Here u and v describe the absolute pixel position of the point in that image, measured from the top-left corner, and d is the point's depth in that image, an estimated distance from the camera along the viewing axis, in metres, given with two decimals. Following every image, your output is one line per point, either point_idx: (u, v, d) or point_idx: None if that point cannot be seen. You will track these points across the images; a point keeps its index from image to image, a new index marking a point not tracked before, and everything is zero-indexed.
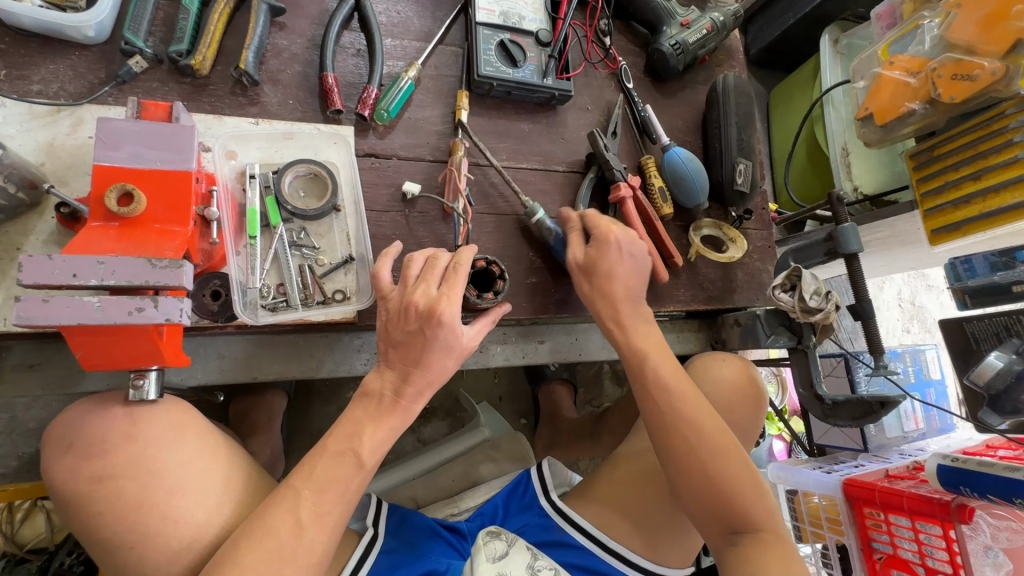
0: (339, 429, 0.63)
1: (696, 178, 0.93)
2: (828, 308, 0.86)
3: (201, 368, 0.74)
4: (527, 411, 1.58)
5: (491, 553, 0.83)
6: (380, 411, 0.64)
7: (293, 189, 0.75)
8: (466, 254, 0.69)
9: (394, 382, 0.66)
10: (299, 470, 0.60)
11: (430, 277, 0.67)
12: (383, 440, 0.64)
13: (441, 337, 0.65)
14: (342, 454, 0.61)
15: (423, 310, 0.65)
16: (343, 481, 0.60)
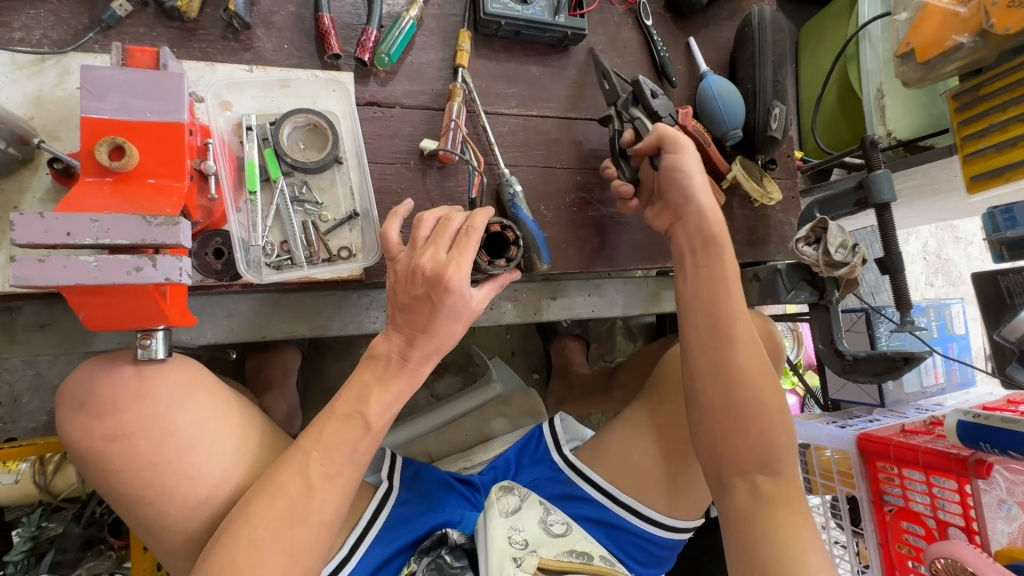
0: (346, 392, 0.63)
1: (720, 102, 0.89)
2: (853, 261, 0.82)
3: (209, 327, 0.73)
4: (539, 366, 1.58)
5: (504, 507, 0.85)
6: (387, 372, 0.64)
7: (292, 141, 0.71)
8: (480, 218, 0.65)
9: (400, 345, 0.65)
10: (308, 432, 0.61)
11: (440, 240, 0.64)
12: (390, 404, 0.64)
13: (449, 303, 0.63)
14: (349, 417, 0.62)
15: (431, 275, 0.62)
16: (350, 443, 0.61)
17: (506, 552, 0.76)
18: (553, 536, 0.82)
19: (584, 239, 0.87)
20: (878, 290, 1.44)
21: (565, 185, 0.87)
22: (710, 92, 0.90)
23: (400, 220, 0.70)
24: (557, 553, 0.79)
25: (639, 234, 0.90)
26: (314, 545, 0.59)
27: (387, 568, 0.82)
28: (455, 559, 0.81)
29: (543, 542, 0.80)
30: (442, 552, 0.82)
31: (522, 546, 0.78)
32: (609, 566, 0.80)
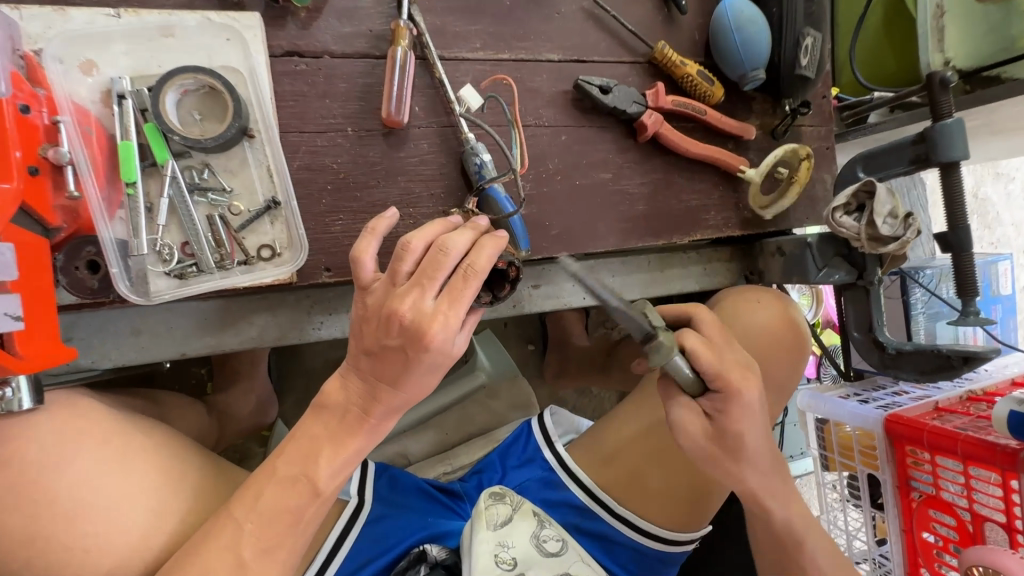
0: (291, 448, 0.50)
1: (738, 36, 0.71)
2: (905, 236, 0.66)
3: (114, 347, 0.60)
4: (534, 336, 1.43)
5: (493, 518, 0.73)
6: (343, 428, 0.50)
7: (184, 112, 0.55)
8: (485, 255, 0.46)
9: (361, 396, 0.50)
10: (242, 495, 0.49)
11: (426, 281, 0.46)
12: (345, 463, 0.51)
13: (429, 362, 0.47)
14: (294, 481, 0.49)
15: (409, 326, 0.46)
16: (294, 511, 0.49)
17: None
18: (545, 556, 0.72)
19: (572, 217, 0.72)
20: (928, 247, 1.25)
21: (547, 149, 0.71)
22: (726, 23, 0.71)
23: (380, 239, 0.51)
24: None
25: (639, 208, 0.75)
26: None
27: None
28: None
29: (534, 563, 0.71)
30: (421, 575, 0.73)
31: (510, 567, 0.68)
32: None
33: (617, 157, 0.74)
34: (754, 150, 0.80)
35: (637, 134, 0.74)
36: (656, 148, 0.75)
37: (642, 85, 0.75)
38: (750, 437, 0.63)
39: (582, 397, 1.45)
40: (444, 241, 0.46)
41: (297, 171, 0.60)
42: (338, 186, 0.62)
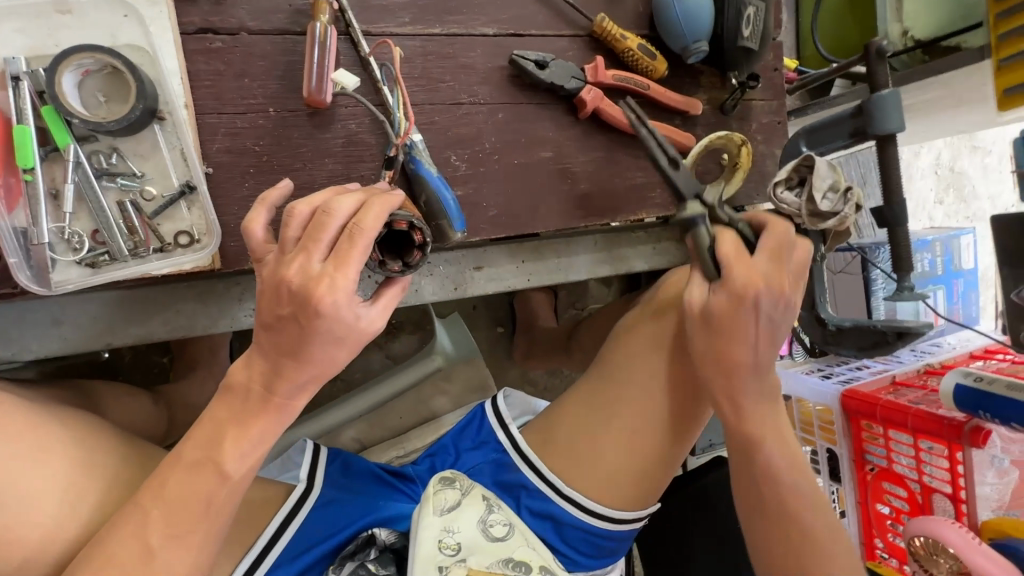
0: (196, 433, 0.50)
1: (677, 9, 0.69)
2: (844, 211, 0.65)
3: (35, 339, 0.59)
4: (504, 318, 1.41)
5: (441, 503, 0.74)
6: (247, 410, 0.50)
7: (87, 93, 0.53)
8: (371, 215, 0.47)
9: (264, 375, 0.49)
10: (149, 484, 0.48)
11: (312, 244, 0.46)
12: (256, 446, 0.50)
13: (322, 328, 0.46)
14: (199, 465, 0.49)
15: (297, 291, 0.46)
16: (202, 497, 0.48)
17: (432, 563, 0.68)
18: (490, 540, 0.73)
19: (511, 197, 0.70)
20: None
21: (483, 127, 0.69)
22: None
23: (273, 210, 0.52)
24: (489, 563, 0.70)
25: (581, 187, 0.73)
26: None
27: None
28: (381, 567, 0.72)
29: (478, 549, 0.71)
30: (368, 559, 0.72)
31: (453, 552, 0.70)
32: None
33: (557, 134, 0.72)
34: (702, 126, 0.79)
35: (578, 111, 0.72)
36: (599, 125, 0.74)
37: (583, 59, 0.73)
38: (742, 353, 0.61)
39: (552, 377, 1.45)
40: (331, 205, 0.47)
41: (218, 154, 0.59)
42: (261, 169, 0.60)
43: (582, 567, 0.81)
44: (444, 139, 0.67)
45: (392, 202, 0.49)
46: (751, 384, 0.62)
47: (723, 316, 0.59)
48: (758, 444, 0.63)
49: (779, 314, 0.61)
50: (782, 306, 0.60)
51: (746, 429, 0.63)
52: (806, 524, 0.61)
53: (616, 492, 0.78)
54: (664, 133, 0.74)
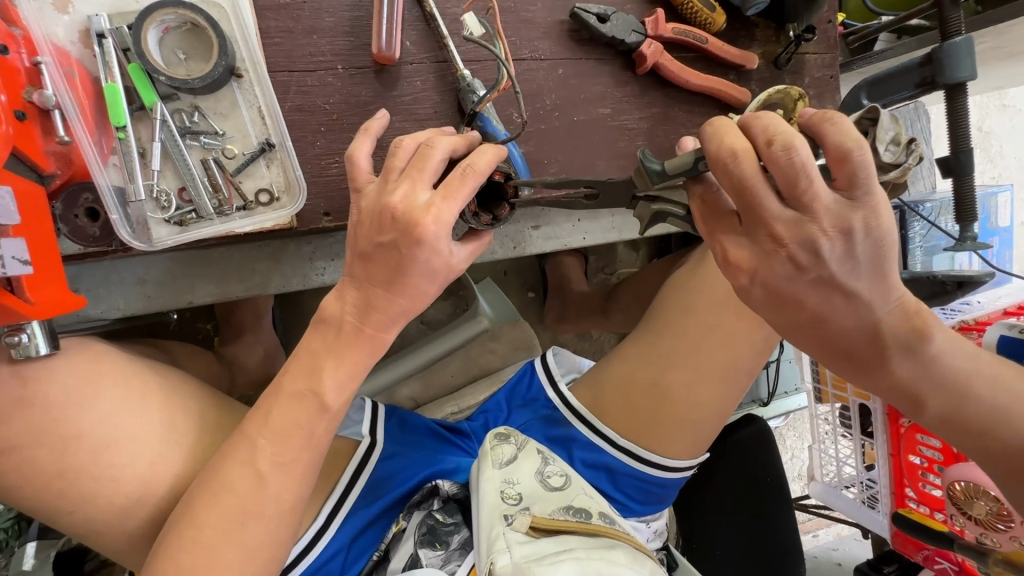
0: (295, 366, 0.55)
1: None
2: (908, 164, 0.59)
3: (122, 297, 0.60)
4: (535, 283, 1.43)
5: (498, 457, 0.76)
6: (341, 341, 0.54)
7: (167, 50, 0.53)
8: (486, 159, 0.50)
9: (356, 305, 0.53)
10: (254, 416, 0.55)
11: (419, 174, 0.49)
12: (350, 377, 0.55)
13: (422, 259, 0.50)
14: (302, 396, 0.54)
15: (401, 218, 0.48)
16: (303, 426, 0.54)
17: (497, 510, 0.69)
18: (550, 490, 0.75)
19: (570, 153, 0.71)
20: (930, 181, 1.24)
21: (544, 84, 0.69)
22: None
23: (373, 140, 0.55)
24: (551, 510, 0.71)
25: (638, 144, 0.74)
26: (275, 537, 0.54)
27: (369, 533, 0.75)
28: (447, 516, 0.76)
29: (539, 497, 0.73)
30: (433, 509, 0.77)
31: (515, 501, 0.71)
32: (609, 525, 0.71)
33: (615, 91, 0.72)
34: (756, 81, 0.78)
35: (637, 66, 0.72)
36: (655, 81, 0.74)
37: (640, 12, 0.72)
38: (827, 323, 0.44)
39: (582, 340, 1.47)
40: (446, 145, 0.50)
41: (290, 113, 0.59)
42: (332, 128, 0.61)
43: (633, 513, 0.85)
44: (505, 96, 0.67)
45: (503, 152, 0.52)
46: (908, 357, 0.45)
47: (774, 306, 0.44)
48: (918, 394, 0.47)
49: (833, 271, 0.41)
50: (822, 259, 0.40)
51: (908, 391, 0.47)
52: None
53: (676, 441, 0.81)
54: (720, 86, 0.74)
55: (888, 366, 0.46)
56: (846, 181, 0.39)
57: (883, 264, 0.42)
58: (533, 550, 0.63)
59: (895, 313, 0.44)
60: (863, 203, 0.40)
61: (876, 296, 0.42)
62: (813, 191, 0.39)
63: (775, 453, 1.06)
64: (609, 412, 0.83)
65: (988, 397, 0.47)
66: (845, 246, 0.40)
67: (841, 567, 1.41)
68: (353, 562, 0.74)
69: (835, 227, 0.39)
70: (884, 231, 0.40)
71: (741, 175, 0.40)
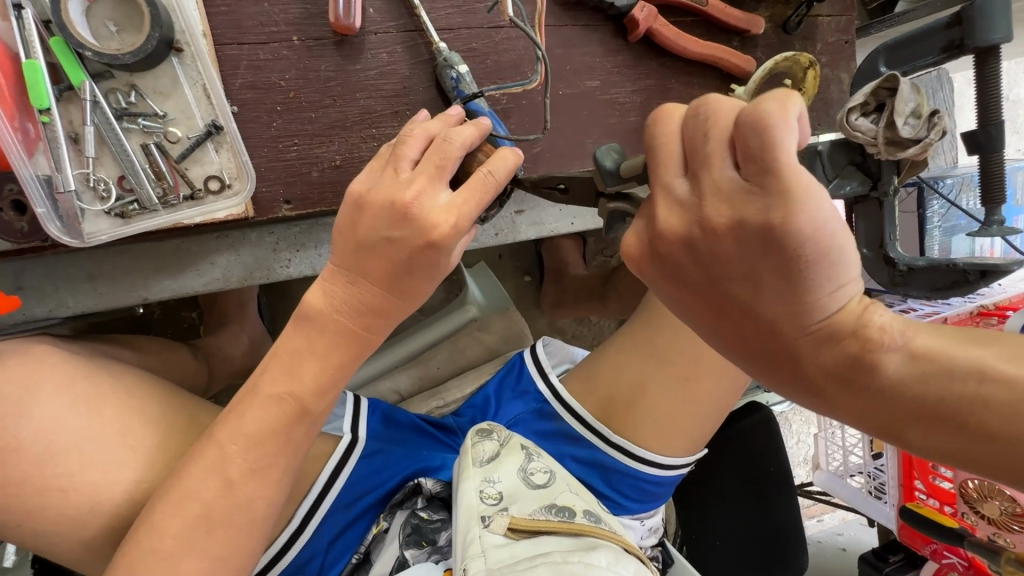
0: (274, 366, 0.51)
1: None
2: (928, 138, 0.56)
3: (72, 295, 0.56)
4: (531, 267, 1.37)
5: (479, 455, 0.73)
6: (327, 342, 0.50)
7: (96, 22, 0.48)
8: (506, 169, 0.47)
9: (344, 307, 0.49)
10: (226, 420, 0.50)
11: (437, 169, 0.46)
12: (331, 378, 0.51)
13: (433, 262, 0.47)
14: (279, 399, 0.50)
15: (416, 217, 0.45)
16: (279, 430, 0.50)
17: (475, 511, 0.66)
18: (533, 488, 0.71)
19: (557, 131, 0.65)
20: (950, 155, 1.16)
21: (526, 54, 0.63)
22: None
23: None
24: (532, 510, 0.67)
25: (631, 119, 0.67)
26: (239, 548, 0.50)
27: (350, 533, 0.73)
28: (432, 513, 0.73)
29: (520, 496, 0.69)
30: (417, 508, 0.74)
31: (495, 501, 0.67)
32: (593, 525, 0.68)
33: (605, 61, 0.66)
34: (763, 48, 0.71)
35: (628, 33, 0.65)
36: (650, 49, 0.67)
37: None
38: (751, 337, 0.32)
39: (580, 325, 1.42)
40: (465, 141, 0.47)
41: (242, 91, 0.54)
42: (289, 107, 0.56)
43: (627, 511, 0.81)
44: (481, 68, 0.61)
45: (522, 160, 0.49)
46: (876, 402, 0.31)
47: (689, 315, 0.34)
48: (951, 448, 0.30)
49: (721, 272, 0.30)
50: (704, 256, 0.31)
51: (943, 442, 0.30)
52: None
53: (671, 438, 0.77)
54: (721, 54, 0.67)
55: (851, 400, 0.31)
56: (751, 162, 0.27)
57: (801, 272, 0.28)
58: (509, 553, 0.60)
59: (826, 339, 0.30)
60: (770, 192, 0.27)
61: (791, 313, 0.30)
62: (705, 158, 0.29)
63: (778, 438, 1.02)
64: (599, 406, 0.79)
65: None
66: (731, 240, 0.29)
67: (845, 552, 1.37)
68: (332, 564, 0.71)
69: (718, 214, 0.29)
70: (790, 230, 0.27)
71: (653, 135, 0.32)
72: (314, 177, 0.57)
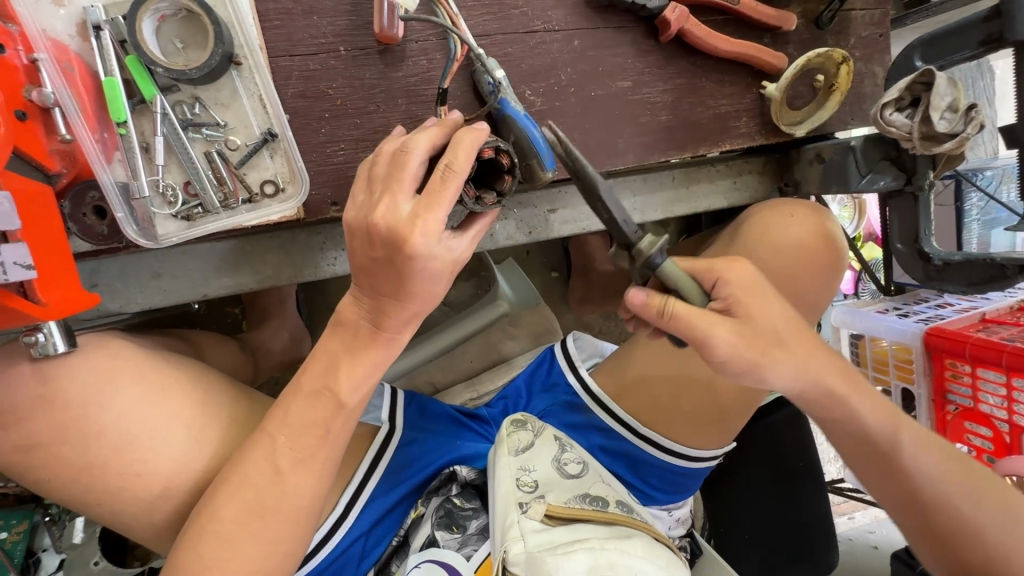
0: (314, 364, 0.55)
1: None
2: (963, 133, 0.59)
3: (139, 291, 0.61)
4: (558, 263, 1.39)
5: (515, 445, 0.76)
6: (358, 343, 0.54)
7: (165, 40, 0.52)
8: (463, 154, 0.48)
9: (370, 310, 0.53)
10: (274, 413, 0.54)
11: (399, 184, 0.48)
12: (364, 377, 0.55)
13: (418, 268, 0.49)
14: (318, 395, 0.54)
15: (386, 233, 0.47)
16: (322, 424, 0.54)
17: (513, 497, 0.67)
18: (567, 477, 0.73)
19: (588, 132, 0.66)
20: (990, 146, 1.13)
21: (558, 57, 0.65)
22: None
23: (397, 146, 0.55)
24: (568, 498, 0.69)
25: (661, 118, 0.69)
26: (292, 532, 0.54)
27: (389, 519, 0.76)
28: (466, 500, 0.76)
29: (555, 485, 0.71)
30: (451, 494, 0.77)
31: (531, 488, 0.69)
32: (626, 514, 0.70)
33: (636, 62, 0.67)
34: (794, 44, 0.71)
35: (659, 34, 0.66)
36: (681, 49, 0.68)
37: None
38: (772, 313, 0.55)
39: (607, 320, 1.44)
40: (422, 146, 0.48)
41: (294, 99, 0.57)
42: (336, 114, 0.59)
43: (655, 502, 0.83)
44: (516, 71, 0.64)
45: (480, 138, 0.49)
46: (818, 365, 0.57)
47: (757, 351, 0.54)
48: (843, 400, 0.58)
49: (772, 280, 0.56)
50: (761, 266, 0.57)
51: (830, 398, 0.58)
52: (928, 476, 0.58)
53: (699, 427, 0.79)
54: (751, 51, 0.68)
55: (809, 371, 0.57)
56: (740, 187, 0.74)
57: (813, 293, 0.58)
58: (548, 538, 0.62)
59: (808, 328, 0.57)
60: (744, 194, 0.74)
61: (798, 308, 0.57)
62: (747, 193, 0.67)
63: (808, 434, 1.02)
64: (630, 404, 0.81)
65: (880, 423, 0.59)
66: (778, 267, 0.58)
67: (876, 549, 1.36)
68: (372, 547, 0.75)
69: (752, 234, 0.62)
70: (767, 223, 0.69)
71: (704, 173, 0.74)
72: None
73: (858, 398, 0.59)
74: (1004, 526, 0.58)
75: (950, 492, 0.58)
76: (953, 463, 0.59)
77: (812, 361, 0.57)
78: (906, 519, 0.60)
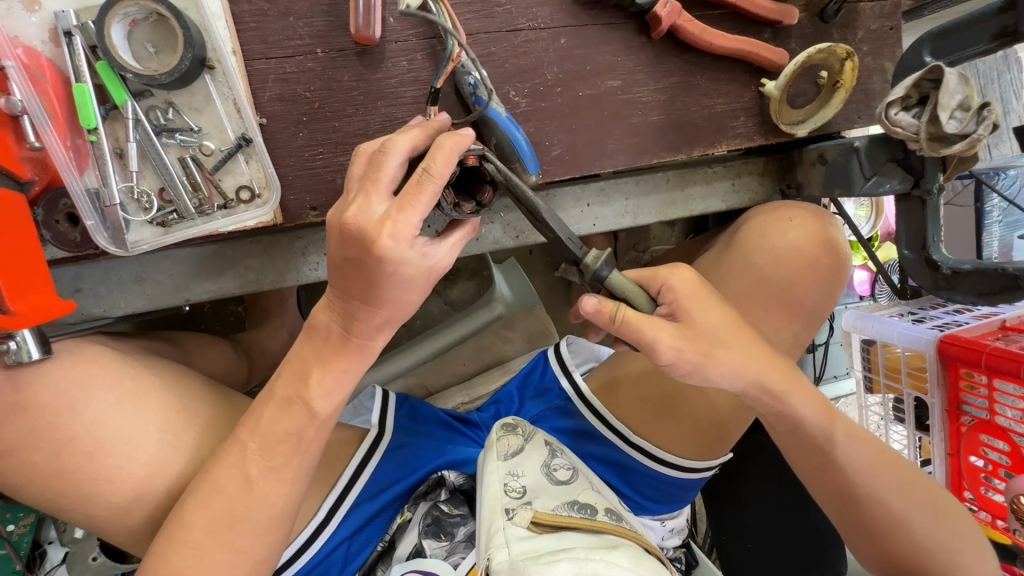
0: (285, 372, 0.54)
1: None
2: (977, 132, 0.55)
3: (121, 295, 0.61)
4: (562, 262, 1.36)
5: (504, 449, 0.74)
6: (327, 349, 0.53)
7: (137, 45, 0.51)
8: (442, 160, 0.46)
9: (340, 316, 0.52)
10: (247, 421, 0.54)
11: (373, 186, 0.47)
12: (335, 385, 0.54)
13: (388, 271, 0.47)
14: (289, 403, 0.54)
15: (356, 233, 0.46)
16: (294, 434, 0.54)
17: (499, 504, 0.66)
18: (556, 484, 0.71)
19: (576, 133, 0.64)
20: None
21: (543, 56, 0.62)
22: None
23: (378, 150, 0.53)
24: (555, 505, 0.67)
25: (652, 118, 0.66)
26: (265, 541, 0.54)
27: (375, 523, 0.75)
28: (453, 507, 0.75)
29: (543, 491, 0.69)
30: (439, 500, 0.76)
31: (518, 495, 0.67)
32: (615, 523, 0.68)
33: (627, 59, 0.64)
34: (797, 38, 0.68)
35: (651, 30, 0.64)
36: (674, 45, 0.65)
37: None
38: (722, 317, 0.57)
39: None
40: (403, 147, 0.47)
41: (270, 103, 0.56)
42: (314, 117, 0.58)
43: (647, 511, 0.81)
44: (499, 71, 0.62)
45: (462, 142, 0.47)
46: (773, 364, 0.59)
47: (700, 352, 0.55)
48: (782, 397, 0.60)
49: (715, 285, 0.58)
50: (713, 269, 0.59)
51: (772, 393, 0.60)
52: (856, 472, 0.62)
53: (691, 436, 0.77)
54: (749, 47, 0.64)
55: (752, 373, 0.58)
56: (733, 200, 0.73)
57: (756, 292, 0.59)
58: (532, 546, 0.60)
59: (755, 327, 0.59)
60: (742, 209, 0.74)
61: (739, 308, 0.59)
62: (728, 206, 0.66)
63: None
64: (630, 415, 0.79)
65: (813, 420, 0.61)
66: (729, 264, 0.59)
67: None
68: (357, 552, 0.74)
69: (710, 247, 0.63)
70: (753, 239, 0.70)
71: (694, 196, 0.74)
72: (338, 184, 0.59)
73: (797, 399, 0.61)
74: (930, 524, 0.61)
75: (876, 487, 0.62)
76: (885, 461, 0.63)
77: (757, 377, 0.58)
78: (842, 516, 0.64)
